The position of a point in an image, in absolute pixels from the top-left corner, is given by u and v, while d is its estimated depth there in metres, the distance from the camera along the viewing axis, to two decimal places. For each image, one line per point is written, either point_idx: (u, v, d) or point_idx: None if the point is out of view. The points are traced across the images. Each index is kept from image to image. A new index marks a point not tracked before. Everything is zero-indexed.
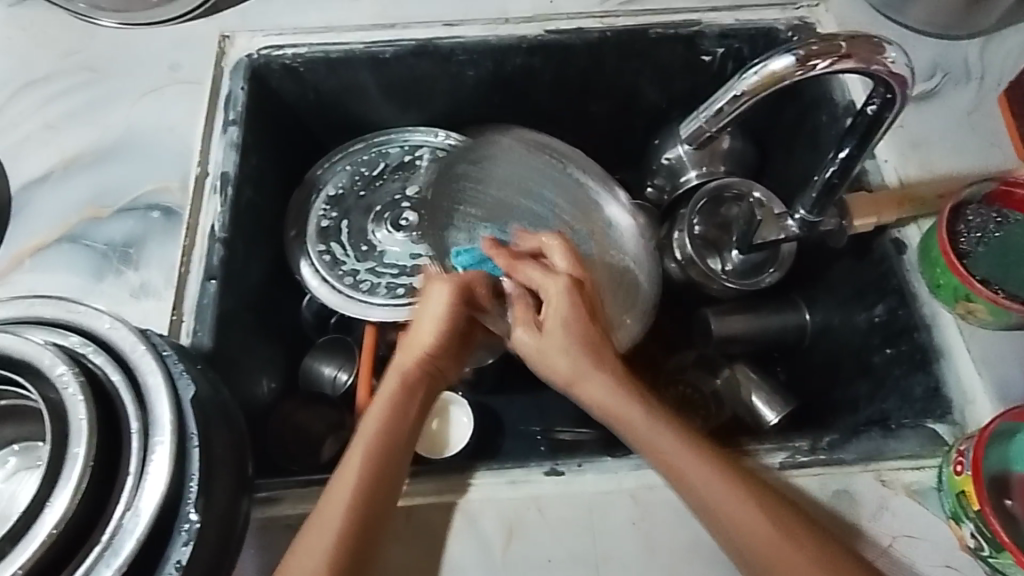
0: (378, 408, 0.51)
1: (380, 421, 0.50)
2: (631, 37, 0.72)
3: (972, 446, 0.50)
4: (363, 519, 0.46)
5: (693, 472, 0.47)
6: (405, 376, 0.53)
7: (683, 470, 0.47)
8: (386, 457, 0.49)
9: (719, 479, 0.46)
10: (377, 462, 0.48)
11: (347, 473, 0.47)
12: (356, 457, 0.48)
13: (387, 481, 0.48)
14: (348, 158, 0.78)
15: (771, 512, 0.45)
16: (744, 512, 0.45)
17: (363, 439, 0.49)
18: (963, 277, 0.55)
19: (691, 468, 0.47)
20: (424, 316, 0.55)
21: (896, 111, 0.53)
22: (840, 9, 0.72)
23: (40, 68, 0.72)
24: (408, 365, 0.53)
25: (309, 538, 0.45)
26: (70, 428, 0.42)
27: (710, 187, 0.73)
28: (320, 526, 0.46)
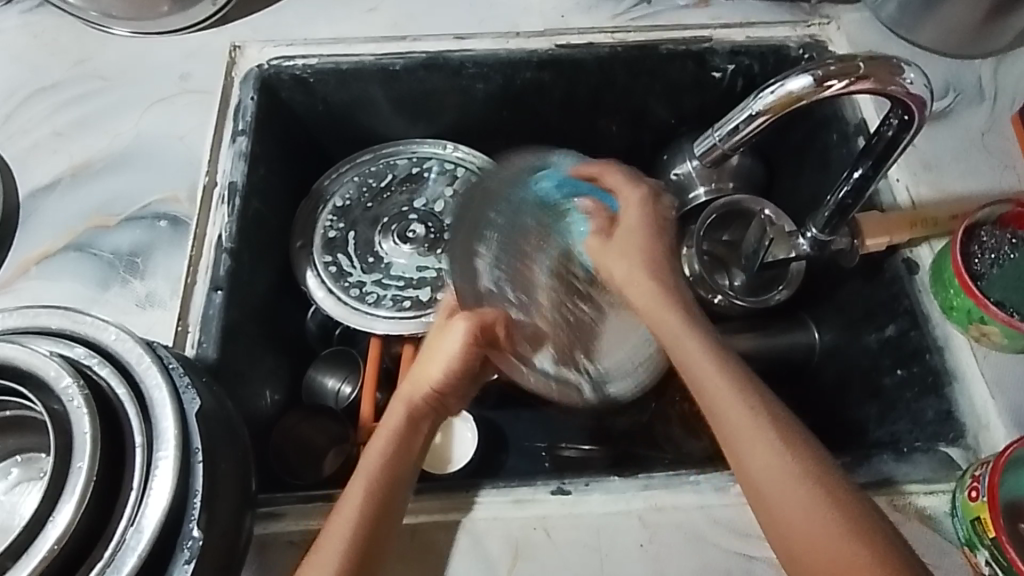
0: (382, 441, 0.53)
1: (381, 457, 0.52)
2: (642, 52, 0.72)
3: (988, 472, 0.49)
4: (366, 532, 0.48)
5: (735, 420, 0.47)
6: (410, 410, 0.55)
7: (761, 456, 0.46)
8: (385, 490, 0.50)
9: (757, 437, 0.46)
10: (380, 495, 0.50)
11: (349, 503, 0.49)
12: (356, 491, 0.50)
13: (386, 510, 0.49)
14: (355, 169, 0.77)
15: (809, 488, 0.44)
16: (794, 495, 0.44)
17: (364, 474, 0.51)
18: (976, 300, 0.54)
19: (766, 454, 0.46)
20: (429, 351, 0.56)
21: (913, 133, 0.53)
22: (851, 27, 0.72)
23: (52, 76, 0.72)
24: (415, 400, 0.55)
25: (320, 550, 0.47)
26: (74, 442, 0.41)
27: (720, 204, 0.72)
28: (326, 548, 0.47)
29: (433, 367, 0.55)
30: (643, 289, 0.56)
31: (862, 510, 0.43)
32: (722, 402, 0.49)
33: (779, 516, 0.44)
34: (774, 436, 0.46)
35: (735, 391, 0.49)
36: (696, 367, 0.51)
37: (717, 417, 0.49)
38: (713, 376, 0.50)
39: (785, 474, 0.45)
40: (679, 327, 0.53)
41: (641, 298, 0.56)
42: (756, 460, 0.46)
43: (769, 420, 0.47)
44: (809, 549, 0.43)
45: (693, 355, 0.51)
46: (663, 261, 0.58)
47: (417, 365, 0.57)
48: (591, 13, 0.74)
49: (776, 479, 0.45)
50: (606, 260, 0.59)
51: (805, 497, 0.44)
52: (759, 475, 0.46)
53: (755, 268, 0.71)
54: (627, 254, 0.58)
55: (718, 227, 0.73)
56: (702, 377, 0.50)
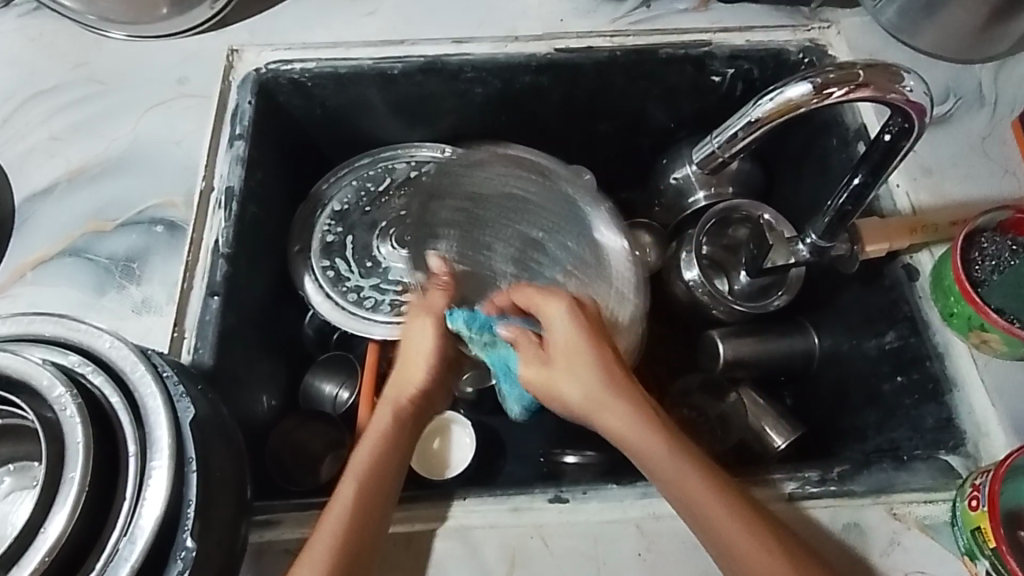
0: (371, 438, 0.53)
1: (371, 455, 0.52)
2: (641, 56, 0.72)
3: (988, 481, 0.48)
4: (361, 530, 0.48)
5: (685, 476, 0.48)
6: (396, 411, 0.55)
7: (705, 510, 0.47)
8: (378, 484, 0.50)
9: (704, 492, 0.48)
10: (372, 489, 0.50)
11: (341, 501, 0.49)
12: (348, 491, 0.49)
13: (380, 506, 0.49)
14: (353, 173, 0.77)
15: (745, 513, 0.47)
16: (732, 523, 0.46)
17: (355, 471, 0.51)
18: (977, 307, 0.54)
19: (712, 507, 0.47)
20: (410, 354, 0.58)
21: (913, 140, 0.53)
22: (851, 32, 0.71)
23: (49, 80, 0.72)
24: (401, 401, 0.56)
25: (312, 551, 0.47)
26: (67, 451, 0.41)
27: (719, 208, 0.71)
28: (319, 546, 0.47)
29: (415, 370, 0.57)
30: (617, 404, 0.52)
31: (796, 546, 0.46)
32: (686, 484, 0.48)
33: (723, 544, 0.46)
34: (712, 474, 0.49)
35: (688, 461, 0.49)
36: (661, 462, 0.49)
37: (672, 479, 0.49)
38: (671, 458, 0.49)
39: (724, 502, 0.47)
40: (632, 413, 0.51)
41: (614, 416, 0.52)
42: (699, 494, 0.48)
43: (709, 468, 0.49)
44: (754, 569, 0.45)
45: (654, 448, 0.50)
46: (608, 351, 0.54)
47: (397, 368, 0.58)
48: (590, 17, 0.73)
49: (728, 533, 0.46)
50: (551, 390, 0.54)
51: (743, 522, 0.46)
52: (704, 513, 0.47)
53: (754, 274, 0.70)
54: (580, 376, 0.53)
55: (717, 231, 0.72)
56: (625, 432, 0.51)
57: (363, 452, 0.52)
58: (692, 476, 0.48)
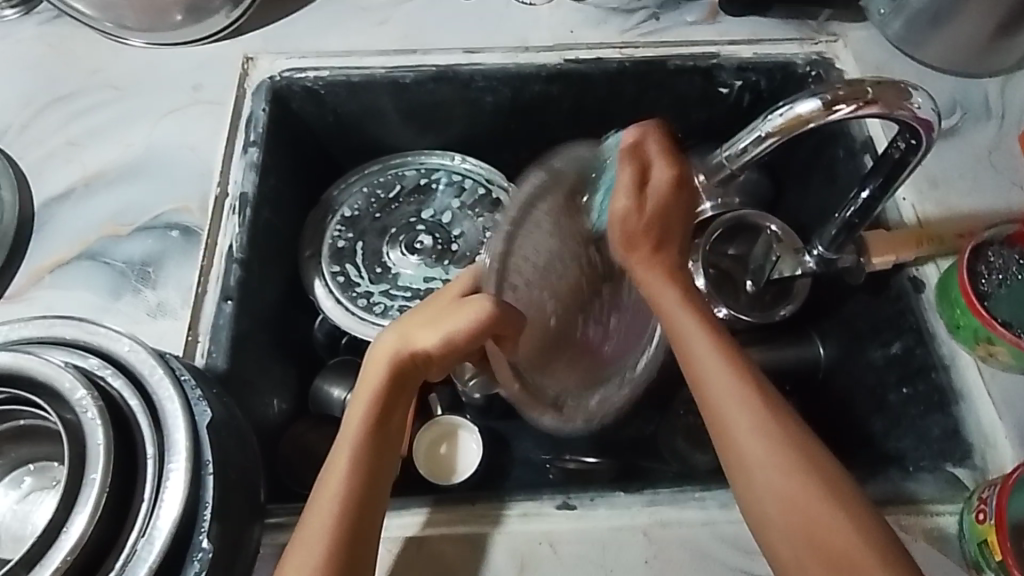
0: (367, 401, 0.50)
1: (362, 427, 0.49)
2: (650, 68, 0.73)
3: (995, 494, 0.49)
4: (356, 511, 0.46)
5: (720, 396, 0.48)
6: (395, 369, 0.50)
7: (729, 421, 0.47)
8: (372, 459, 0.48)
9: (738, 399, 0.48)
10: (367, 470, 0.48)
11: (333, 481, 0.47)
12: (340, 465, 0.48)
13: (375, 490, 0.47)
14: (364, 180, 0.78)
15: (783, 452, 0.46)
16: (768, 467, 0.45)
17: (349, 445, 0.48)
18: (984, 320, 0.55)
19: (736, 418, 0.47)
20: (443, 317, 0.51)
21: (922, 154, 0.53)
22: (858, 44, 0.72)
23: (67, 86, 0.73)
24: (403, 358, 0.51)
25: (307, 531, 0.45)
26: (88, 453, 0.42)
27: (727, 219, 0.73)
28: (314, 526, 0.45)
29: (432, 340, 0.50)
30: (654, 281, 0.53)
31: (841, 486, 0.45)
32: (722, 409, 0.48)
33: (757, 489, 0.46)
34: (766, 417, 0.47)
35: (728, 381, 0.48)
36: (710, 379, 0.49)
37: (711, 399, 0.48)
38: (718, 372, 0.49)
39: (762, 431, 0.46)
40: (676, 308, 0.52)
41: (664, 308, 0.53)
42: (737, 425, 0.47)
43: (758, 397, 0.48)
44: (791, 512, 0.44)
45: (694, 349, 0.50)
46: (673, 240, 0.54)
47: (415, 320, 0.52)
48: (600, 28, 0.74)
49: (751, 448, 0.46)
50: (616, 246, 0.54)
51: (785, 465, 0.45)
52: (735, 453, 0.47)
53: (761, 283, 0.72)
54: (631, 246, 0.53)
55: (724, 240, 0.73)
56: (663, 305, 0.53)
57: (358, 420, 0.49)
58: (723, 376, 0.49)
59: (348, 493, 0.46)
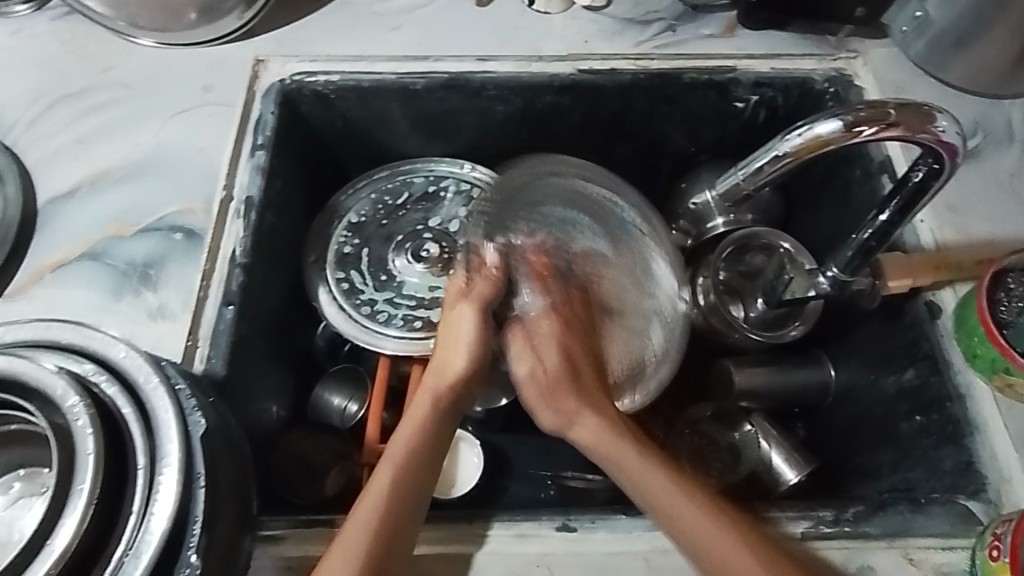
0: (413, 424, 0.54)
1: (408, 440, 0.53)
2: (664, 80, 0.71)
3: (1009, 531, 0.47)
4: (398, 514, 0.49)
5: (644, 494, 0.50)
6: (435, 398, 0.56)
7: (702, 543, 0.47)
8: (414, 482, 0.51)
9: (700, 524, 0.47)
10: (405, 483, 0.50)
11: (378, 480, 0.50)
12: (385, 475, 0.50)
13: (413, 501, 0.50)
14: (372, 186, 0.77)
15: (761, 556, 0.45)
16: (749, 566, 0.45)
17: (393, 453, 0.52)
18: (1002, 350, 0.53)
19: (702, 530, 0.47)
20: (447, 339, 0.58)
21: (942, 180, 0.52)
22: (878, 62, 0.71)
23: (76, 83, 0.72)
24: (440, 383, 0.57)
25: (345, 532, 0.47)
26: (78, 461, 0.41)
27: (737, 236, 0.71)
28: (350, 533, 0.47)
29: (455, 355, 0.58)
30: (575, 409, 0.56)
31: None
32: (615, 454, 0.53)
33: None
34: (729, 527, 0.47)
35: (615, 440, 0.53)
36: (676, 506, 0.48)
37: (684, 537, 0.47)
38: (669, 494, 0.49)
39: (750, 551, 0.46)
40: (604, 430, 0.54)
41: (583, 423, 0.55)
42: (717, 549, 0.46)
43: (722, 519, 0.47)
44: None
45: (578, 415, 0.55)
46: (574, 369, 0.57)
47: (439, 349, 0.59)
48: (615, 39, 0.73)
49: (737, 566, 0.45)
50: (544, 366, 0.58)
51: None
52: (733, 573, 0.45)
53: (771, 302, 0.70)
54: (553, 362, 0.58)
55: (735, 258, 0.72)
56: (595, 435, 0.54)
57: (400, 440, 0.53)
58: (675, 496, 0.49)
59: (390, 494, 0.49)
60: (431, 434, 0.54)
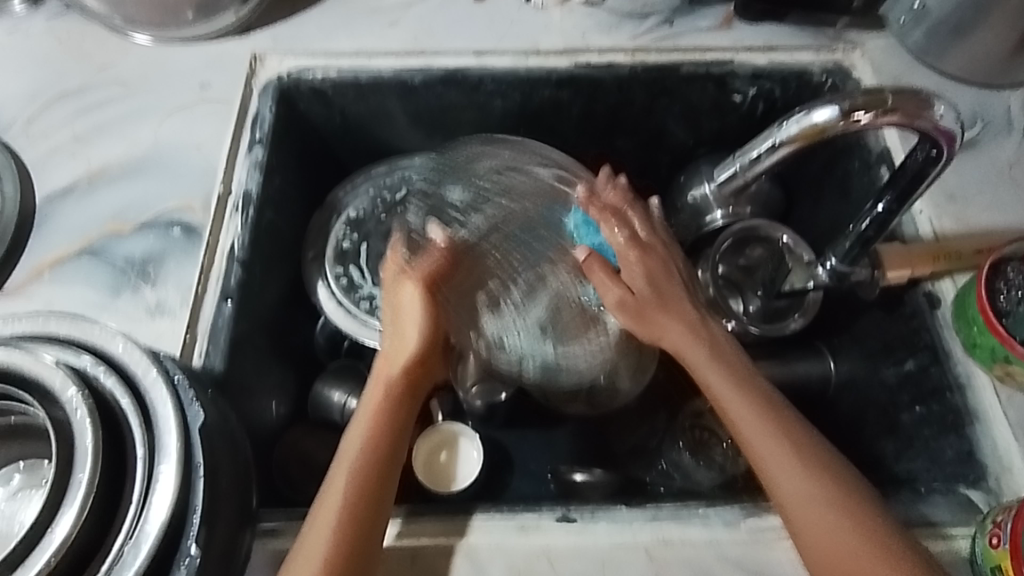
0: (372, 414, 0.54)
1: (366, 429, 0.53)
2: (662, 73, 0.71)
3: (1010, 519, 0.47)
4: (362, 501, 0.49)
5: (713, 377, 0.54)
6: (389, 385, 0.56)
7: (756, 447, 0.51)
8: (378, 469, 0.51)
9: (766, 430, 0.51)
10: (366, 479, 0.50)
11: (337, 479, 0.50)
12: (342, 470, 0.50)
13: (377, 492, 0.50)
14: (370, 181, 0.76)
15: (818, 475, 0.48)
16: (796, 473, 0.49)
17: (349, 449, 0.52)
18: (1002, 339, 0.53)
19: (762, 441, 0.50)
20: (398, 324, 0.59)
21: (941, 167, 0.51)
22: (876, 54, 0.71)
23: (73, 81, 0.72)
24: (392, 373, 0.56)
25: (309, 535, 0.47)
26: (77, 453, 0.41)
27: (736, 229, 0.71)
28: (314, 536, 0.47)
29: (409, 336, 0.58)
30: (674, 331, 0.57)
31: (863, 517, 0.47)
32: (691, 358, 0.55)
33: (803, 514, 0.47)
34: (792, 441, 0.50)
35: (693, 346, 0.56)
36: (738, 411, 0.52)
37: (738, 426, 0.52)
38: (732, 395, 0.53)
39: (799, 461, 0.49)
40: (703, 356, 0.55)
41: (681, 340, 0.56)
42: (769, 455, 0.50)
43: (788, 427, 0.51)
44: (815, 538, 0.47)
45: (661, 326, 0.57)
46: (664, 296, 0.58)
47: (389, 335, 0.59)
48: (613, 32, 0.73)
49: (786, 471, 0.49)
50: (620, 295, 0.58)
51: (821, 496, 0.48)
52: (783, 479, 0.49)
53: (770, 295, 0.70)
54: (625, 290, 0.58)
55: (735, 251, 0.72)
56: (685, 347, 0.56)
57: (357, 433, 0.53)
58: (744, 400, 0.52)
59: (350, 489, 0.49)
60: (392, 419, 0.54)
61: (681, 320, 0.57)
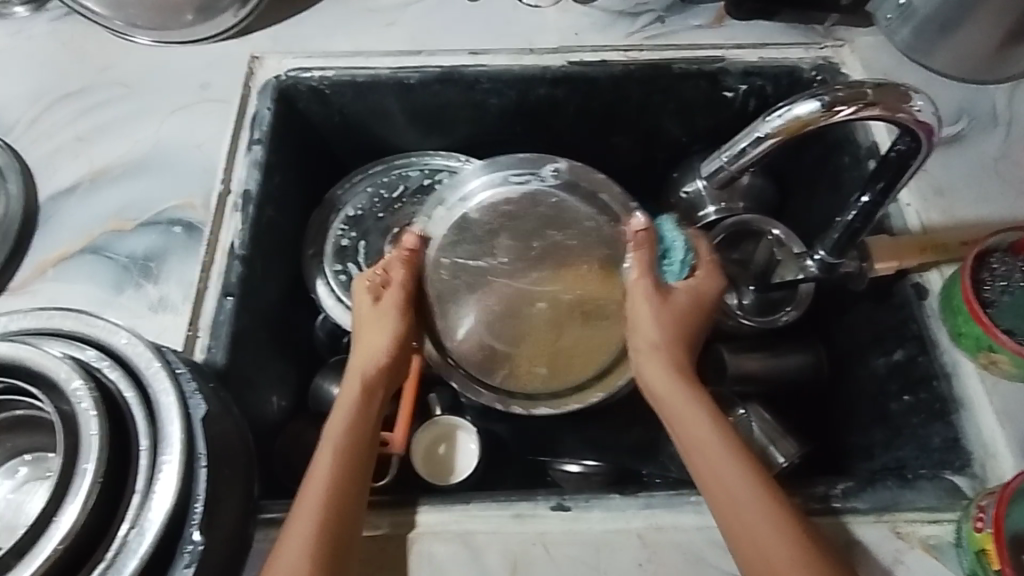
0: (347, 410, 0.55)
1: (342, 433, 0.53)
2: (655, 71, 0.72)
3: (993, 503, 0.48)
4: (338, 498, 0.49)
5: (675, 411, 0.54)
6: (366, 373, 0.58)
7: (721, 473, 0.49)
8: (352, 471, 0.51)
9: (725, 459, 0.50)
10: (348, 462, 0.51)
11: (321, 463, 0.51)
12: (320, 471, 0.50)
13: (350, 491, 0.50)
14: (368, 180, 0.78)
15: (768, 499, 0.47)
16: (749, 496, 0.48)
17: (327, 449, 0.52)
18: (986, 327, 0.54)
19: (727, 469, 0.49)
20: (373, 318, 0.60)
21: (921, 158, 0.53)
22: (866, 51, 0.72)
23: (76, 83, 0.74)
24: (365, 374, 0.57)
25: (298, 518, 0.48)
26: (82, 443, 0.42)
27: (728, 224, 0.72)
28: (303, 513, 0.48)
29: (383, 332, 0.59)
30: (657, 371, 0.56)
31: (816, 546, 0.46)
32: (672, 407, 0.54)
33: (753, 548, 0.46)
34: (750, 469, 0.49)
35: (680, 393, 0.54)
36: (697, 438, 0.51)
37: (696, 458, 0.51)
38: (698, 424, 0.52)
39: (748, 480, 0.48)
40: (667, 381, 0.55)
41: (658, 384, 0.56)
42: (729, 480, 0.49)
43: (745, 456, 0.50)
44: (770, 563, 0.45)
45: (653, 362, 0.57)
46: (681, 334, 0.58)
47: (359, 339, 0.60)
48: (606, 31, 0.74)
49: (739, 492, 0.48)
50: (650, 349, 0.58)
51: (772, 523, 0.46)
52: (729, 510, 0.48)
53: (761, 287, 0.71)
54: (647, 333, 0.58)
55: (726, 246, 0.73)
56: (660, 385, 0.56)
57: (334, 435, 0.53)
58: (710, 432, 0.51)
59: (329, 489, 0.49)
60: (364, 425, 0.54)
61: (694, 395, 0.54)
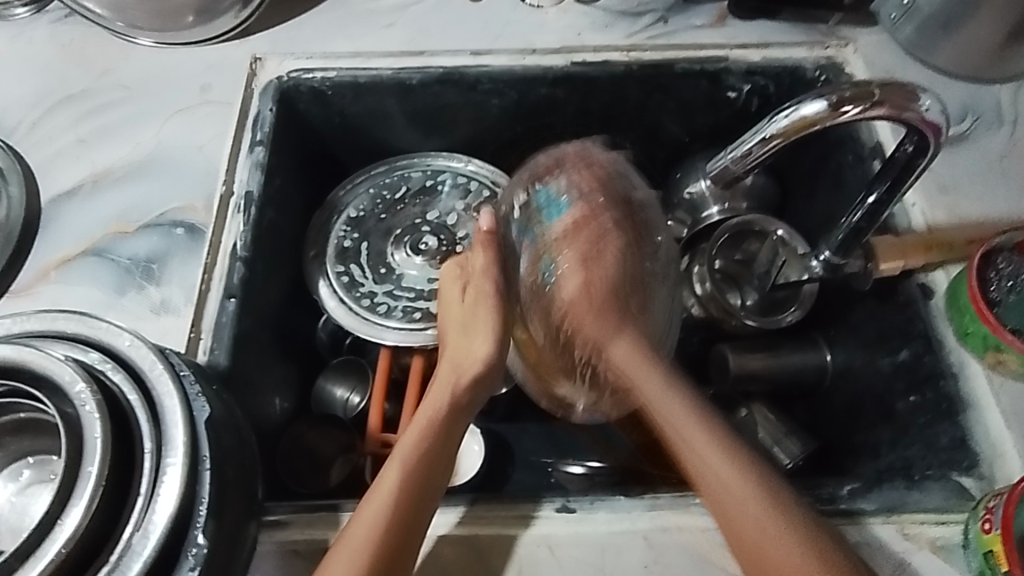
0: (430, 415, 0.54)
1: (423, 436, 0.52)
2: (657, 71, 0.72)
3: (1002, 503, 0.48)
4: (410, 506, 0.48)
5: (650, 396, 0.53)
6: (455, 390, 0.56)
7: (714, 474, 0.47)
8: (425, 479, 0.50)
9: (717, 454, 0.47)
10: (418, 477, 0.50)
11: (389, 472, 0.50)
12: (394, 470, 0.50)
13: (423, 503, 0.49)
14: (370, 181, 0.78)
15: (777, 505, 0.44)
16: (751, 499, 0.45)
17: (403, 451, 0.51)
18: (993, 327, 0.54)
19: (718, 467, 0.47)
20: (468, 330, 0.60)
21: (929, 158, 0.53)
22: (868, 49, 0.71)
23: (77, 84, 0.73)
24: (458, 382, 0.57)
25: (357, 524, 0.47)
26: (86, 446, 0.41)
27: (733, 223, 0.72)
28: (367, 513, 0.47)
29: (480, 342, 0.59)
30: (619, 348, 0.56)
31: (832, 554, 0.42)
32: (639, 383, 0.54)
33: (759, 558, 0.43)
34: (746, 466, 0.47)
35: (644, 368, 0.54)
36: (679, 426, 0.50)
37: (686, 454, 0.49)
38: (672, 406, 0.51)
39: (746, 479, 0.46)
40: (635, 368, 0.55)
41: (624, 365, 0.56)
42: (724, 473, 0.46)
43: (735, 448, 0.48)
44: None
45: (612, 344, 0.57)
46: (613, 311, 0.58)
47: (455, 345, 0.60)
48: (608, 31, 0.74)
49: (738, 494, 0.45)
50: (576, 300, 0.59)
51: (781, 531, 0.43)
52: (734, 507, 0.45)
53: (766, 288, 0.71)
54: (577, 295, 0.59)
55: (731, 246, 0.73)
56: (625, 365, 0.56)
57: (410, 438, 0.52)
58: (689, 420, 0.50)
59: (400, 491, 0.48)
60: (445, 433, 0.53)
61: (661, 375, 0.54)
